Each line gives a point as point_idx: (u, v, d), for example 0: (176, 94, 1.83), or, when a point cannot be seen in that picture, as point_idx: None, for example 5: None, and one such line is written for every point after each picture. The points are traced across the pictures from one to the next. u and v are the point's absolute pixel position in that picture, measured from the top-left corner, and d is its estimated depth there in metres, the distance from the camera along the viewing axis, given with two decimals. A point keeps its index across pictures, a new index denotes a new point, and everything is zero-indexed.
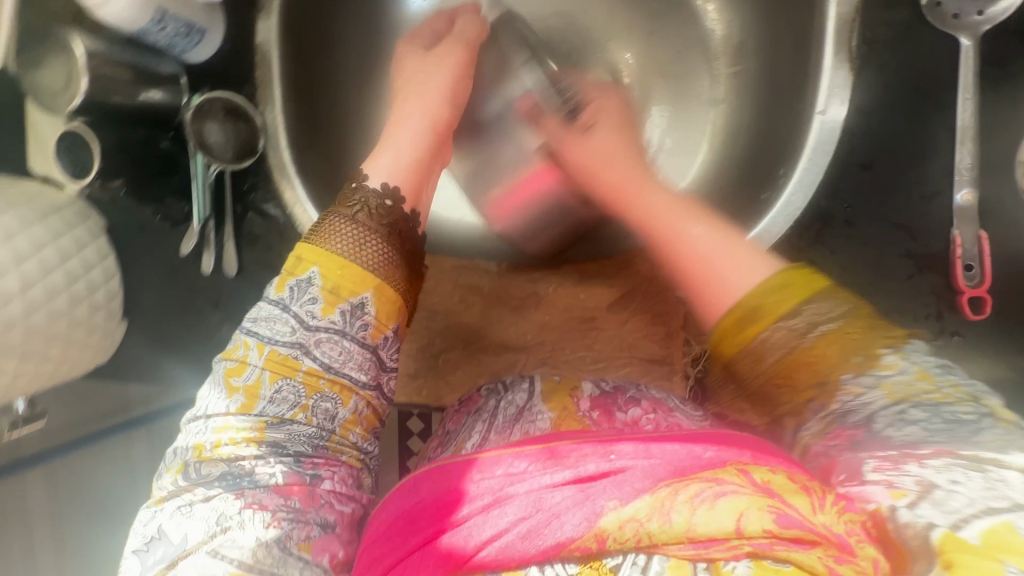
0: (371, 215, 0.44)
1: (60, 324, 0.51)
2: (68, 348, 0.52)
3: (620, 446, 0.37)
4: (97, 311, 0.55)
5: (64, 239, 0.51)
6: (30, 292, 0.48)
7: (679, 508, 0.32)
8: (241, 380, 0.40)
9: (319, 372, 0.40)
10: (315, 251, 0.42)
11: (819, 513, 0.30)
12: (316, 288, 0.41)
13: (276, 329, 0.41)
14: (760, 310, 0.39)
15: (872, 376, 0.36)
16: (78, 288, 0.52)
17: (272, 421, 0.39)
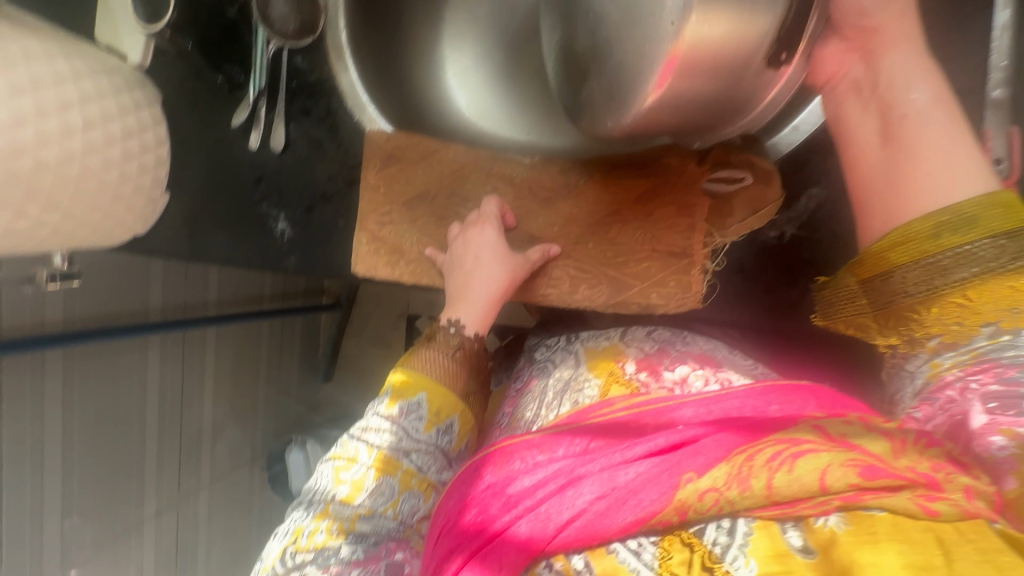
0: (467, 355, 0.53)
1: (112, 174, 0.52)
2: (114, 201, 0.54)
3: (684, 415, 0.41)
4: (146, 174, 0.56)
5: (123, 96, 0.52)
6: (90, 134, 0.49)
7: (757, 475, 0.34)
8: (350, 474, 0.47)
9: (413, 472, 0.47)
10: (421, 380, 0.50)
11: (899, 458, 0.34)
12: (422, 413, 0.49)
13: (391, 436, 0.48)
14: (963, 225, 0.42)
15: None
16: (132, 145, 0.53)
17: (399, 453, 0.47)
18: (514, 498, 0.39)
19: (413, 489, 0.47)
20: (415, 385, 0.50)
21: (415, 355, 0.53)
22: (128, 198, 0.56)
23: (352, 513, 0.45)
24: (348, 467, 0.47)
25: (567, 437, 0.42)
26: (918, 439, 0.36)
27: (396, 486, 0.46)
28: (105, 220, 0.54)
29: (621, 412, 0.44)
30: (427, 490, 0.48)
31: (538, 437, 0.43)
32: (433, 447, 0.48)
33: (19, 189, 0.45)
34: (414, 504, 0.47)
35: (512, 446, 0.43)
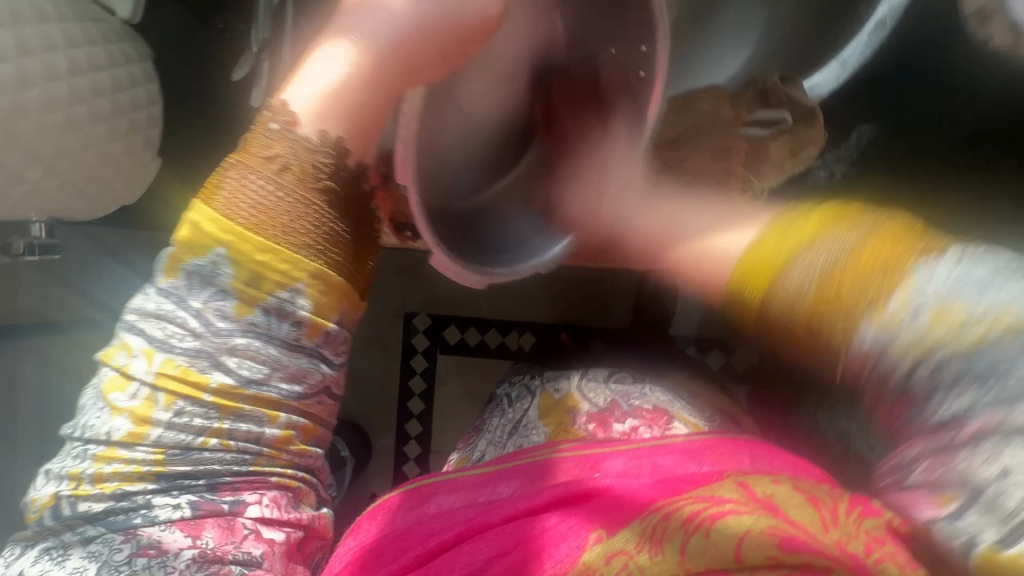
0: (303, 177, 0.31)
1: (99, 129, 0.47)
2: (102, 161, 0.49)
3: (608, 465, 0.38)
4: (137, 133, 0.51)
5: (113, 47, 0.48)
6: (76, 80, 0.45)
7: (673, 539, 0.30)
8: (128, 398, 0.30)
9: (235, 390, 0.30)
10: (213, 226, 0.30)
11: (832, 532, 0.29)
12: (223, 278, 0.30)
13: (169, 330, 0.30)
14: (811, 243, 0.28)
15: (883, 316, 0.25)
16: (122, 99, 0.49)
17: (206, 363, 0.30)
18: (410, 542, 0.36)
19: (243, 409, 0.31)
20: (205, 234, 0.30)
21: (219, 184, 0.31)
22: (118, 159, 0.51)
23: (149, 457, 0.30)
24: (121, 384, 0.30)
25: (494, 484, 0.39)
26: (850, 511, 0.30)
27: (213, 409, 0.30)
28: (91, 183, 0.49)
29: (554, 453, 0.40)
30: (265, 406, 0.31)
31: (464, 480, 0.40)
32: (252, 337, 0.30)
33: None
34: (253, 428, 0.31)
35: (431, 488, 0.40)
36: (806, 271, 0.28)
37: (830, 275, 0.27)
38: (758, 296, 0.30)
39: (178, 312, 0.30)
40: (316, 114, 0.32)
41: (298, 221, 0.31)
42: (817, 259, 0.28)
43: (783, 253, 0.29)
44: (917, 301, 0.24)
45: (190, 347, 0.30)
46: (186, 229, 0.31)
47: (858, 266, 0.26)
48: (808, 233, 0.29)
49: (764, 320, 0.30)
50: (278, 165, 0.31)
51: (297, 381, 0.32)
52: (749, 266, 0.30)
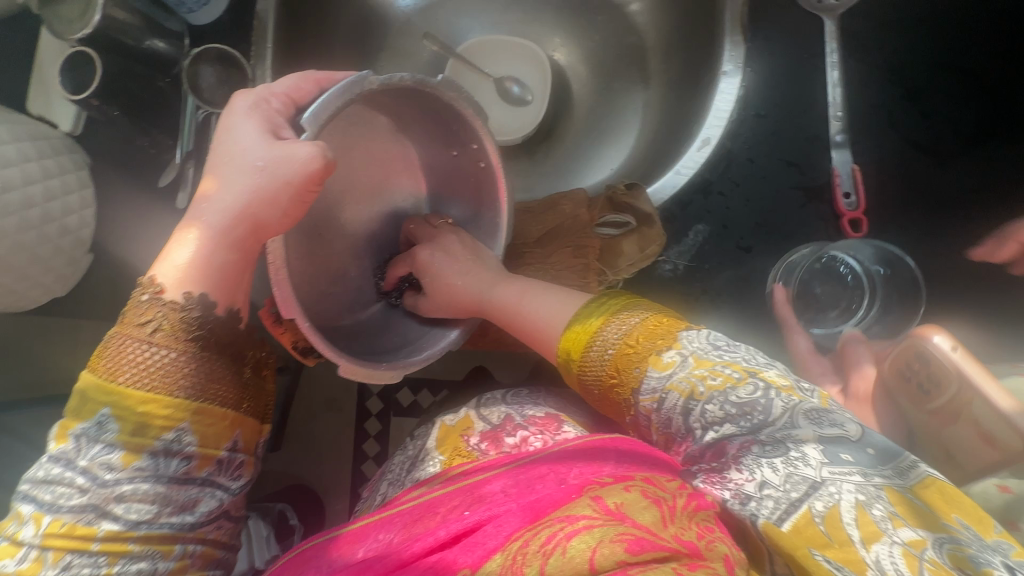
0: (175, 331, 0.34)
1: (30, 235, 0.52)
2: (31, 262, 0.53)
3: (488, 489, 0.34)
4: (68, 235, 0.56)
5: (49, 161, 0.54)
6: (9, 195, 0.50)
7: (530, 565, 0.27)
8: (15, 562, 0.30)
9: (123, 534, 0.31)
10: (96, 391, 0.32)
11: (668, 526, 0.28)
12: (109, 433, 0.32)
13: (58, 491, 0.31)
14: (596, 309, 0.38)
15: (656, 376, 0.33)
16: (53, 207, 0.54)
17: (93, 515, 0.31)
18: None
19: (134, 550, 0.31)
20: (95, 397, 0.32)
21: (104, 351, 0.33)
22: (48, 258, 0.55)
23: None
24: (9, 552, 0.30)
25: (371, 536, 0.33)
26: (686, 504, 0.30)
27: (102, 557, 0.31)
28: (20, 281, 0.54)
29: (438, 490, 0.36)
30: (158, 543, 0.32)
31: (342, 536, 0.35)
32: (140, 480, 0.32)
33: None
34: (145, 566, 0.32)
35: (313, 550, 0.35)
36: (607, 331, 0.36)
37: (612, 351, 0.35)
38: (575, 369, 0.37)
39: (66, 473, 0.31)
40: (181, 279, 0.36)
41: (174, 383, 0.33)
42: (622, 318, 0.36)
43: (586, 326, 0.37)
44: (684, 351, 0.33)
45: (76, 503, 0.31)
46: (77, 397, 0.33)
47: (634, 336, 0.35)
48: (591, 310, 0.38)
49: (581, 376, 0.37)
50: (152, 327, 0.34)
51: (186, 510, 0.33)
52: (568, 335, 0.38)
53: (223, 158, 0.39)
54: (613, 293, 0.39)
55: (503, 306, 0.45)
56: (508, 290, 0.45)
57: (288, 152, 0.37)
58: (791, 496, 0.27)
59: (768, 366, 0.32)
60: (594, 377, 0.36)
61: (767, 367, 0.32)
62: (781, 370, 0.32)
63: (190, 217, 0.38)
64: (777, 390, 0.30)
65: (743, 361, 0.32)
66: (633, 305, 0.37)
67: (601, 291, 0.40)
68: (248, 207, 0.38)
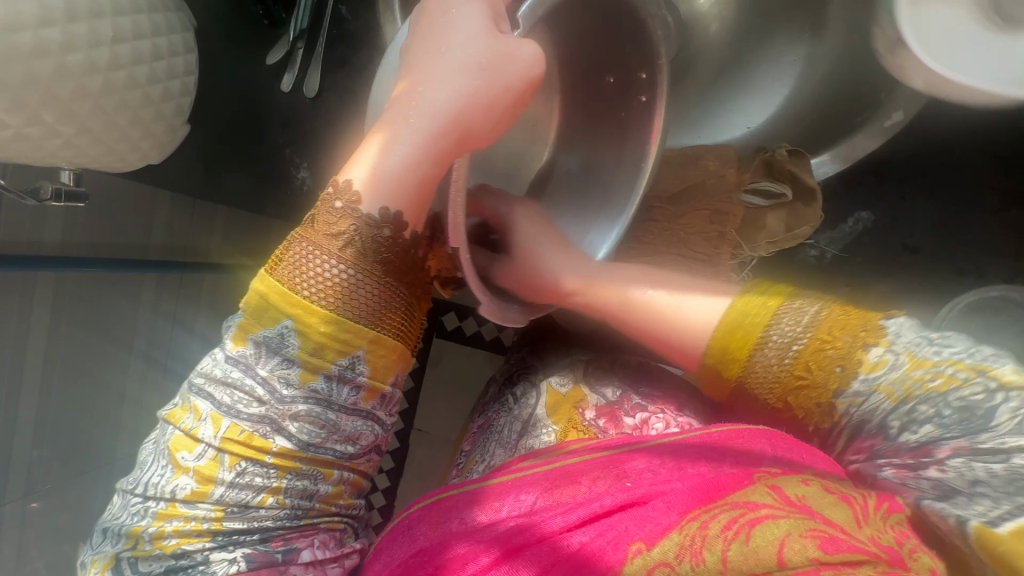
0: (360, 250, 0.36)
1: (135, 95, 0.50)
2: (133, 124, 0.51)
3: (632, 465, 0.39)
4: (169, 100, 0.53)
5: (158, 15, 0.49)
6: (119, 48, 0.46)
7: (712, 547, 0.31)
8: (194, 459, 0.35)
9: (294, 452, 0.35)
10: (279, 296, 0.35)
11: (863, 527, 0.30)
12: (290, 349, 0.35)
13: (236, 397, 0.35)
14: (774, 298, 0.38)
15: (862, 378, 0.34)
16: (159, 69, 0.50)
17: (269, 428, 0.35)
18: (439, 570, 0.35)
19: (301, 468, 0.36)
20: (274, 306, 0.35)
21: (284, 256, 0.35)
22: (148, 122, 0.53)
23: (209, 513, 0.35)
24: (188, 447, 0.35)
25: (513, 493, 0.39)
26: (878, 505, 0.31)
27: (272, 469, 0.35)
28: (121, 142, 0.52)
29: (571, 457, 0.41)
30: (320, 465, 0.37)
31: (479, 490, 0.40)
32: (313, 404, 0.35)
33: (37, 92, 0.43)
34: (308, 485, 0.36)
35: (451, 502, 0.40)
36: (789, 332, 0.36)
37: (800, 352, 0.36)
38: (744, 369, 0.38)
39: (244, 379, 0.35)
40: (376, 189, 0.36)
41: (355, 305, 0.35)
42: (808, 315, 0.36)
43: (759, 326, 0.37)
44: (895, 350, 0.34)
45: (255, 414, 0.35)
46: (254, 300, 0.35)
47: (827, 337, 0.35)
48: (770, 310, 0.37)
49: (755, 375, 0.38)
50: (341, 242, 0.36)
51: (349, 440, 0.37)
52: (734, 330, 0.38)
53: (428, 48, 0.38)
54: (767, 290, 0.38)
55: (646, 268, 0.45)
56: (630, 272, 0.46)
57: (512, 55, 0.38)
58: (1013, 499, 0.27)
59: (997, 362, 0.31)
60: (779, 368, 0.37)
61: (997, 363, 0.31)
62: (1014, 367, 0.31)
63: (393, 112, 0.38)
64: (1013, 392, 0.30)
65: (965, 357, 0.32)
66: (815, 296, 0.37)
67: (755, 292, 0.39)
68: (459, 112, 0.38)
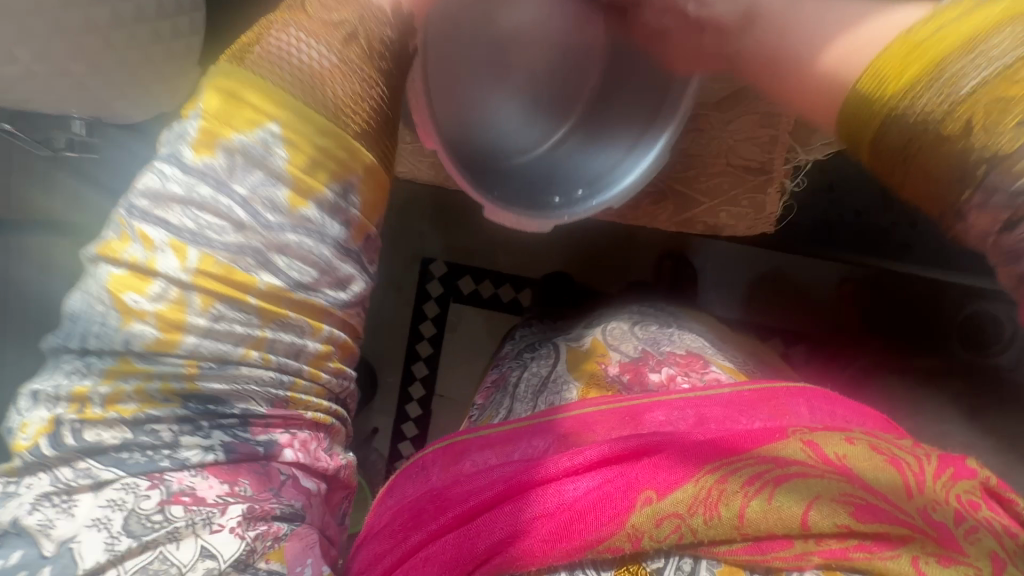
0: (353, 106, 0.33)
1: (145, 29, 0.47)
2: (144, 63, 0.49)
3: (648, 420, 0.39)
4: (179, 38, 0.50)
5: None
6: None
7: (731, 503, 0.32)
8: (100, 407, 0.30)
9: (247, 307, 0.31)
10: (259, 100, 0.32)
11: (928, 487, 0.34)
12: (275, 161, 0.31)
13: (203, 222, 0.30)
14: (970, 10, 0.27)
15: None
16: (168, 1, 0.47)
17: (253, 262, 0.31)
18: (445, 503, 0.35)
19: (206, 388, 0.31)
20: (249, 105, 0.31)
21: (255, 48, 0.33)
22: (160, 63, 0.51)
23: (95, 463, 0.30)
24: (91, 393, 0.30)
25: (527, 440, 0.38)
26: (943, 472, 0.34)
27: (222, 342, 0.31)
28: (131, 84, 0.50)
29: (594, 406, 0.41)
30: (313, 362, 0.34)
31: (494, 435, 0.39)
32: (303, 234, 0.32)
33: (41, 19, 0.40)
34: (248, 396, 0.32)
35: (464, 445, 0.39)
36: (974, 75, 0.25)
37: (967, 96, 0.26)
38: (907, 92, 0.28)
39: (218, 198, 0.30)
40: (364, 20, 0.35)
41: (340, 99, 0.33)
42: (953, 80, 0.26)
43: (937, 52, 0.27)
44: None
45: (233, 240, 0.31)
46: (223, 93, 0.32)
47: (994, 90, 0.25)
48: (914, 75, 0.27)
49: (887, 124, 0.29)
50: (344, 35, 0.34)
51: (305, 336, 0.33)
52: (891, 59, 0.29)
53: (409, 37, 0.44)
54: (1000, 1, 0.26)
55: (754, 50, 0.39)
56: (763, 32, 0.38)
57: None
58: None
59: None
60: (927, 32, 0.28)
61: None
62: None
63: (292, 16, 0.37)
64: None
65: None
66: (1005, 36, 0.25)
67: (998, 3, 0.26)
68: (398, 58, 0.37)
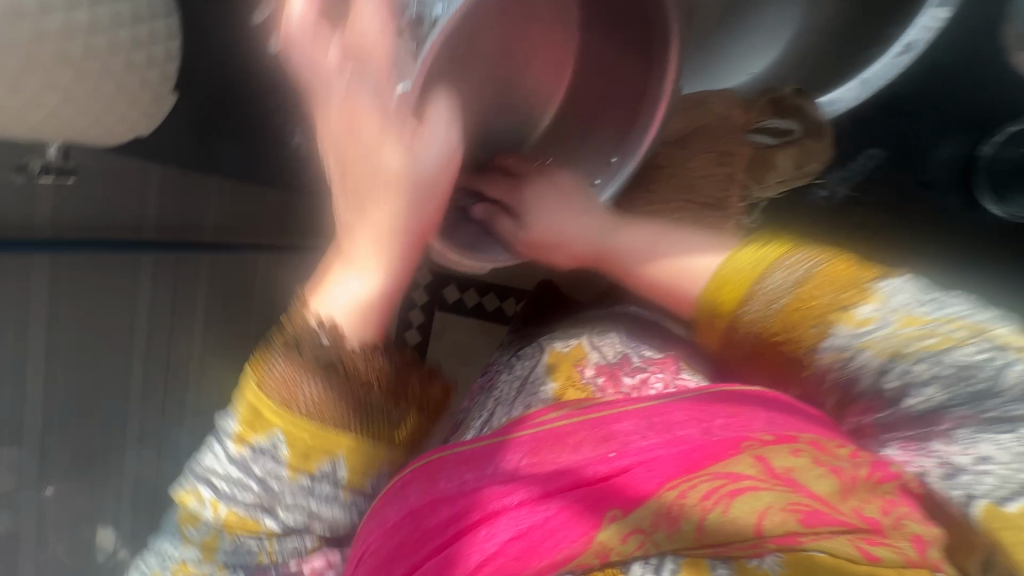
0: (337, 334, 0.36)
1: (117, 61, 0.47)
2: (118, 94, 0.50)
3: (618, 426, 0.36)
4: (154, 67, 0.50)
5: None
6: (98, 11, 0.45)
7: (688, 517, 0.31)
8: (198, 532, 0.36)
9: (272, 533, 0.36)
10: (269, 413, 0.35)
11: (847, 498, 0.31)
12: (229, 446, 0.35)
13: (232, 486, 0.35)
14: (754, 264, 0.39)
15: (848, 333, 0.37)
16: (141, 33, 0.47)
17: (259, 511, 0.36)
18: (427, 534, 0.34)
19: (284, 536, 0.36)
20: (267, 421, 0.35)
21: (274, 347, 0.36)
22: (134, 93, 0.51)
23: (211, 527, 0.36)
24: (192, 521, 0.36)
25: (502, 453, 0.37)
26: (871, 473, 0.32)
27: (264, 538, 0.36)
28: (107, 114, 0.51)
29: (563, 418, 0.37)
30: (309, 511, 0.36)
31: (469, 451, 0.37)
32: (298, 496, 0.35)
33: (16, 55, 0.43)
34: (296, 543, 0.37)
35: (441, 462, 0.37)
36: (784, 281, 0.38)
37: (802, 285, 0.38)
38: (729, 319, 0.40)
39: (228, 470, 0.35)
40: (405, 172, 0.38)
41: (357, 367, 0.36)
42: (793, 269, 0.38)
43: (748, 277, 0.39)
44: (886, 310, 0.36)
45: (252, 480, 0.35)
46: (249, 416, 0.35)
47: (808, 293, 0.38)
48: (755, 271, 0.39)
49: (731, 331, 0.41)
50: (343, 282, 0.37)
51: (321, 521, 0.37)
52: (717, 289, 0.40)
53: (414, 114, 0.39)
54: (771, 245, 0.39)
55: (626, 248, 0.46)
56: (636, 238, 0.46)
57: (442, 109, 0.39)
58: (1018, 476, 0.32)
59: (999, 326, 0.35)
60: (754, 333, 0.40)
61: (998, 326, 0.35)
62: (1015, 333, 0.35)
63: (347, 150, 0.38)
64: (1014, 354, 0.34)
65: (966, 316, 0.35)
66: (799, 255, 0.39)
67: (762, 233, 0.42)
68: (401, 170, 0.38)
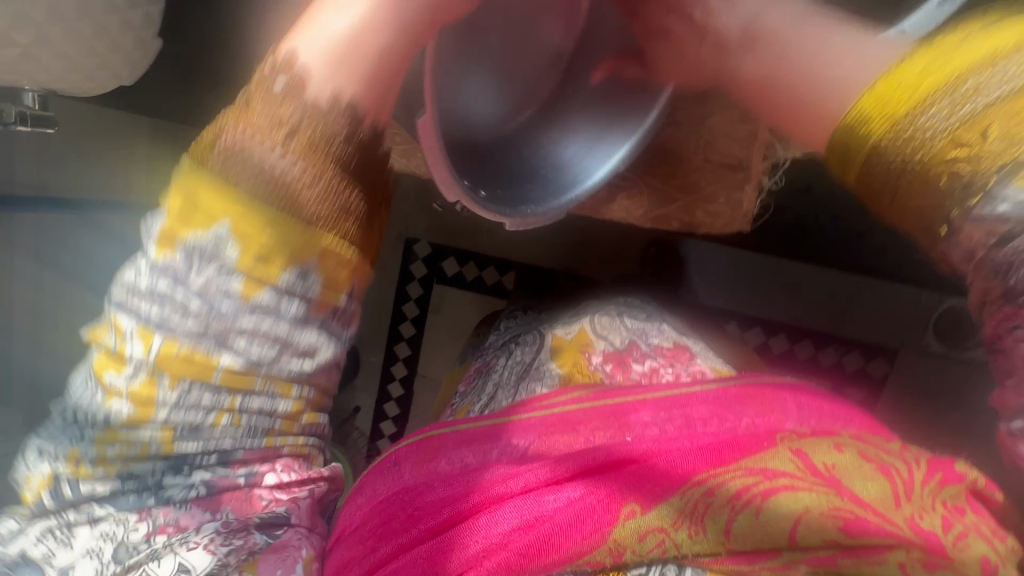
0: (312, 141, 0.27)
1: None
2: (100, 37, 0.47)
3: (635, 416, 0.37)
4: (136, 9, 0.47)
5: None
6: None
7: (717, 518, 0.30)
8: (124, 379, 0.26)
9: (244, 370, 0.27)
10: (212, 199, 0.26)
11: (903, 505, 0.30)
12: (132, 380, 0.26)
13: (170, 306, 0.26)
14: (995, 69, 0.26)
15: (1016, 191, 0.25)
16: None
17: (210, 342, 0.26)
18: (418, 512, 0.33)
19: (255, 387, 0.28)
20: (206, 210, 0.26)
21: (215, 145, 0.27)
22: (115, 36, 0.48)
23: (154, 435, 0.27)
24: (113, 365, 0.27)
25: (512, 434, 0.37)
26: (929, 477, 0.31)
27: (222, 390, 0.27)
28: (88, 59, 0.47)
29: (571, 402, 0.39)
30: (279, 381, 0.28)
31: (471, 432, 0.38)
32: (261, 316, 0.27)
33: None
34: (265, 403, 0.28)
35: (439, 441, 0.38)
36: (941, 116, 0.27)
37: (980, 111, 0.26)
38: (882, 131, 0.29)
39: (177, 293, 0.26)
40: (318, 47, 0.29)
41: (306, 185, 0.27)
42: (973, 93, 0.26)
43: (918, 85, 0.28)
44: None
45: (192, 322, 0.26)
46: (180, 207, 0.26)
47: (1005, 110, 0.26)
48: (901, 106, 0.28)
49: (877, 149, 0.29)
50: (287, 129, 0.27)
51: (328, 359, 0.30)
52: (873, 97, 0.29)
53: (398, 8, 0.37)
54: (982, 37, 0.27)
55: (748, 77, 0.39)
56: (750, 58, 0.39)
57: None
58: None
59: None
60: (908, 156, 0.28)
61: None
62: None
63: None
64: None
65: None
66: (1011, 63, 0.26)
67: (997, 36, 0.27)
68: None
